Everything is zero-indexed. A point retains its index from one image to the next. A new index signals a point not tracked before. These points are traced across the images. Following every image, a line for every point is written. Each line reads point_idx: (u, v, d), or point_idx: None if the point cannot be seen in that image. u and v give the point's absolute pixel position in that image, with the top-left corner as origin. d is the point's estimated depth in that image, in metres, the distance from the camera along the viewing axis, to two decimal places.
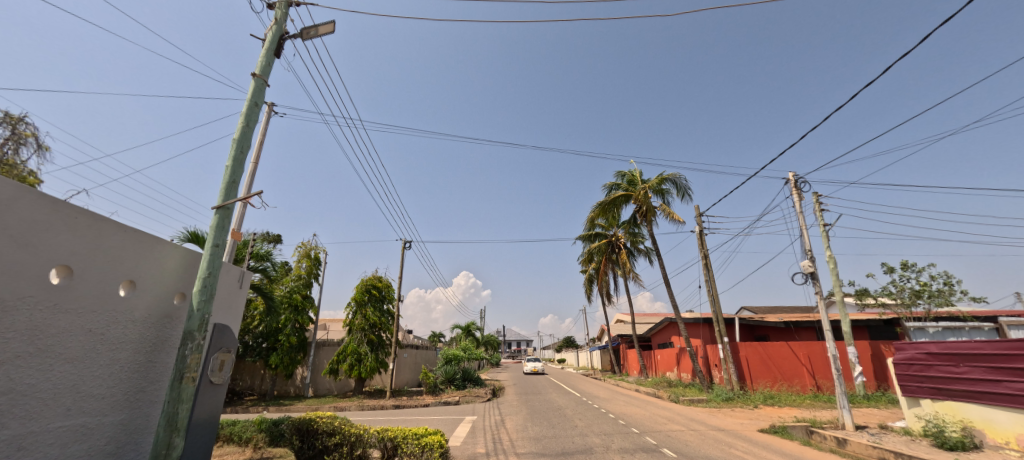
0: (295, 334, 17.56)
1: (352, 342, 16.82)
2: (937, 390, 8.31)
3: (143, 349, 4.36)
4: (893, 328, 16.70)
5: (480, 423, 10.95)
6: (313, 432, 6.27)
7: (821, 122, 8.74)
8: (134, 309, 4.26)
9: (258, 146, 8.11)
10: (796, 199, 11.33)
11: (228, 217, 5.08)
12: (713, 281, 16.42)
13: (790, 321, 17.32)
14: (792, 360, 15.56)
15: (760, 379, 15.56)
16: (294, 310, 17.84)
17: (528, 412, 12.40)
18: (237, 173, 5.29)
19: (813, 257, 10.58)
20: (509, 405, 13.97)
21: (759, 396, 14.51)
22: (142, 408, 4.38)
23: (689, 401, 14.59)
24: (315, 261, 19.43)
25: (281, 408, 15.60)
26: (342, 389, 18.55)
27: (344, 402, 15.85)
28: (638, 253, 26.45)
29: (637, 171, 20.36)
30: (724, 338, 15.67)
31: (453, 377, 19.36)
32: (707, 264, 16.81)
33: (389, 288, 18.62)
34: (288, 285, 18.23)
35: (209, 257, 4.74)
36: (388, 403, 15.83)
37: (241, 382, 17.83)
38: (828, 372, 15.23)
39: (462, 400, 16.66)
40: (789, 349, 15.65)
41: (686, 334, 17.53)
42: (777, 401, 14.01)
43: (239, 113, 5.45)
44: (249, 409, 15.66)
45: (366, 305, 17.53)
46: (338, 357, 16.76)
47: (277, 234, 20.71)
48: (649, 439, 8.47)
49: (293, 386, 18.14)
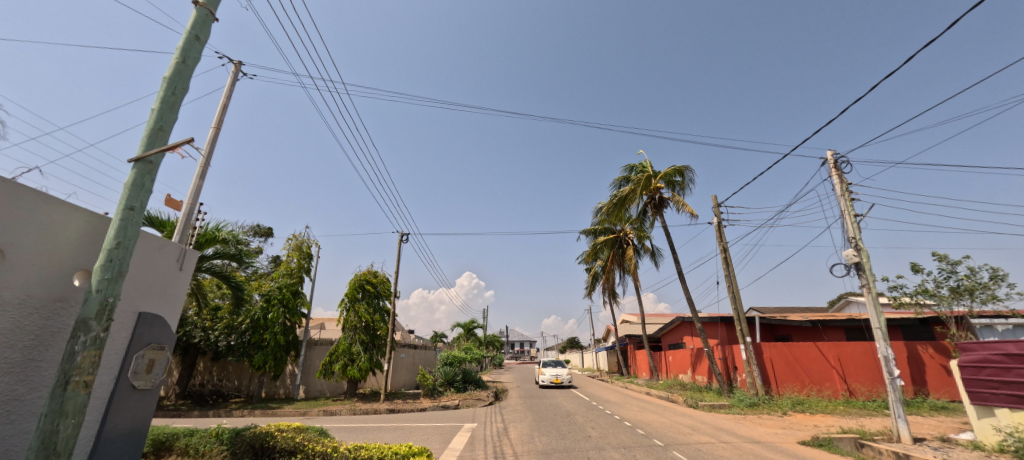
0: (284, 332, 16.47)
1: (344, 341, 15.73)
2: (1019, 399, 7.04)
3: (17, 344, 3.22)
4: (930, 327, 15.41)
5: (480, 431, 9.73)
6: (269, 452, 5.15)
7: (878, 84, 7.51)
8: (3, 288, 3.14)
9: (221, 110, 6.94)
10: (836, 181, 10.08)
11: (152, 174, 3.95)
12: (734, 277, 15.15)
13: (817, 321, 16.01)
14: (821, 362, 14.27)
15: (786, 383, 14.28)
16: (285, 306, 16.73)
17: (534, 418, 11.24)
18: (167, 120, 4.15)
19: (858, 245, 9.38)
20: (512, 410, 12.78)
21: (787, 401, 13.27)
22: (14, 424, 3.24)
23: (709, 406, 13.34)
24: (306, 255, 18.33)
25: (267, 412, 14.47)
26: (335, 391, 17.35)
27: (335, 405, 14.65)
28: (645, 251, 25.24)
29: (647, 161, 19.07)
30: (747, 338, 14.40)
31: (453, 378, 18.18)
32: (727, 258, 15.55)
33: (385, 284, 17.43)
34: (278, 280, 17.12)
35: (118, 224, 3.58)
36: (382, 407, 14.59)
37: (230, 383, 16.79)
38: (862, 376, 13.92)
39: (462, 404, 15.48)
40: (817, 350, 14.36)
41: (704, 333, 16.27)
42: (807, 407, 12.77)
43: (173, 47, 4.30)
44: (233, 413, 14.52)
45: (359, 301, 16.38)
46: (330, 357, 15.63)
47: (269, 227, 19.62)
48: (677, 455, 7.27)
49: (283, 388, 17.04)
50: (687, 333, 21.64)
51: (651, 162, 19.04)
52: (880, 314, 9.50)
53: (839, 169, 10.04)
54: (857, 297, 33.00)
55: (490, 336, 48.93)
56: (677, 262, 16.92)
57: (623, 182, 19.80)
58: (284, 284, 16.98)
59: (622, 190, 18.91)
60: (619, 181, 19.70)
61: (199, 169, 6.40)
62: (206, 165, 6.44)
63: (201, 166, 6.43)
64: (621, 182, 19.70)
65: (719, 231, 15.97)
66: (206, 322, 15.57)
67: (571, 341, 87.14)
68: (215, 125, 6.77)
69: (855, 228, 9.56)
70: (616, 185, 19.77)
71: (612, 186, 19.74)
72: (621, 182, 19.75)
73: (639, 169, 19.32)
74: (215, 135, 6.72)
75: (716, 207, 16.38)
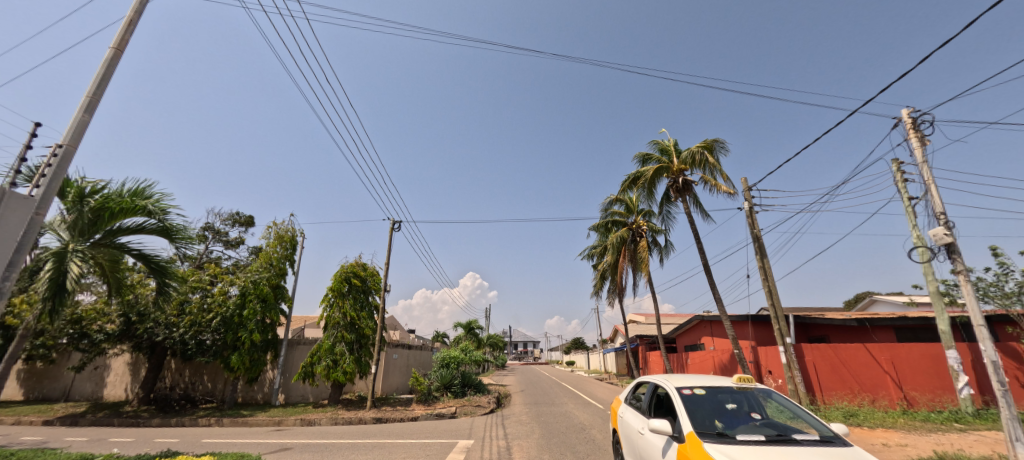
0: (260, 331, 14.76)
1: (327, 340, 14.01)
2: None
3: None
4: (996, 327, 13.44)
5: (477, 451, 8.00)
6: None
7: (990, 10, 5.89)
8: None
9: (125, 25, 5.17)
10: (915, 144, 8.18)
11: None
12: (769, 269, 13.26)
13: (862, 320, 14.09)
14: (871, 367, 12.36)
15: (832, 391, 12.52)
16: (262, 302, 14.99)
17: (541, 434, 9.49)
18: None
19: (950, 223, 7.50)
20: (516, 422, 11.01)
21: (836, 412, 11.41)
22: None
23: None
24: (290, 245, 16.76)
25: (237, 420, 12.74)
26: (320, 396, 15.63)
27: (314, 414, 12.86)
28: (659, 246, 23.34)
29: (672, 140, 17.19)
30: (787, 339, 12.52)
31: (450, 382, 16.39)
32: (761, 248, 13.60)
33: (374, 277, 15.69)
34: (255, 271, 15.43)
35: None
36: (368, 415, 12.80)
37: (202, 387, 15.11)
38: (920, 382, 11.95)
39: (459, 412, 13.63)
40: (867, 353, 12.47)
41: (734, 333, 14.34)
42: (861, 420, 10.90)
43: None
44: (197, 421, 12.77)
45: (345, 297, 14.63)
46: (310, 358, 13.88)
47: (250, 216, 17.80)
48: None
49: (261, 392, 15.35)
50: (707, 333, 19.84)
51: (675, 141, 17.21)
52: (978, 304, 7.15)
53: (918, 129, 8.19)
54: (884, 297, 30.94)
55: (492, 336, 46.96)
56: (701, 252, 15.06)
57: (640, 162, 17.72)
58: (262, 276, 15.31)
59: (643, 170, 16.79)
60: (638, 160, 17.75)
61: (85, 99, 4.69)
62: (95, 94, 4.70)
63: (87, 96, 4.71)
64: (639, 160, 17.63)
65: (751, 217, 14.08)
66: (171, 319, 13.83)
67: (575, 342, 85.14)
68: (115, 44, 4.97)
69: (942, 201, 7.69)
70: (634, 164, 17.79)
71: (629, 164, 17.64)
72: (639, 161, 17.63)
73: (662, 146, 17.33)
74: (114, 56, 4.95)
75: (749, 190, 14.52)
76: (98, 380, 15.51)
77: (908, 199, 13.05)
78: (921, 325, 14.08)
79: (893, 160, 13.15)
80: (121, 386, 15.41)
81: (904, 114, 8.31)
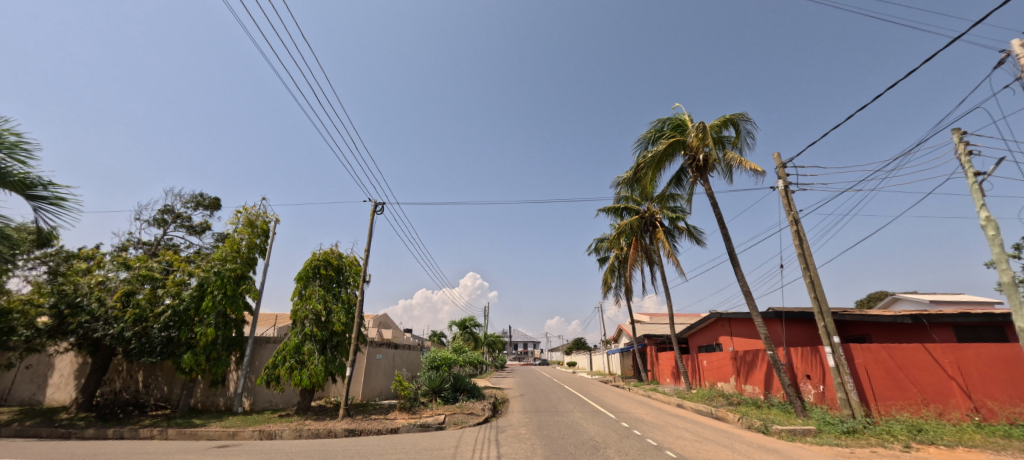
0: (220, 327, 12.84)
1: (293, 338, 12.08)
2: None
3: None
4: None
5: None
6: None
7: None
8: None
9: None
10: None
11: None
12: (810, 258, 11.36)
13: (914, 317, 12.14)
14: (930, 370, 10.47)
15: (889, 400, 10.56)
16: (225, 294, 13.10)
17: (546, 456, 7.52)
18: None
19: None
20: (514, 438, 9.08)
21: (898, 426, 9.48)
22: None
23: (789, 432, 9.66)
24: (259, 232, 14.85)
25: (187, 431, 10.84)
26: (290, 402, 13.78)
27: (276, 425, 10.96)
28: (677, 233, 21.36)
29: (687, 114, 15.23)
30: (834, 339, 10.60)
31: (439, 386, 14.53)
32: (799, 232, 11.69)
33: (352, 266, 13.79)
34: (216, 259, 13.43)
35: None
36: (340, 426, 10.86)
37: (156, 391, 13.24)
38: (991, 389, 10.03)
39: (448, 421, 11.72)
40: (926, 354, 10.58)
41: (766, 333, 12.44)
42: (930, 435, 8.98)
43: None
44: (138, 432, 10.86)
45: (316, 287, 12.73)
46: (274, 358, 11.96)
47: (216, 198, 15.91)
48: None
49: (223, 397, 13.44)
50: (726, 331, 17.98)
51: (690, 115, 15.24)
52: None
53: None
54: (906, 293, 29.03)
55: (490, 336, 45.10)
56: (726, 240, 13.15)
57: (651, 141, 15.69)
58: (223, 264, 13.37)
59: (654, 149, 14.78)
60: (646, 139, 15.64)
61: None
62: None
63: None
64: (648, 139, 15.58)
65: (786, 197, 12.16)
66: (111, 313, 11.89)
67: (576, 342, 83.27)
68: None
69: None
70: (644, 143, 15.70)
71: (638, 144, 15.60)
72: (650, 139, 15.57)
73: (675, 122, 15.34)
74: None
75: (782, 167, 12.61)
76: (40, 382, 13.64)
77: (974, 174, 11.17)
78: (983, 322, 12.10)
79: (954, 130, 11.37)
80: (65, 390, 13.47)
81: (1015, 46, 6.55)
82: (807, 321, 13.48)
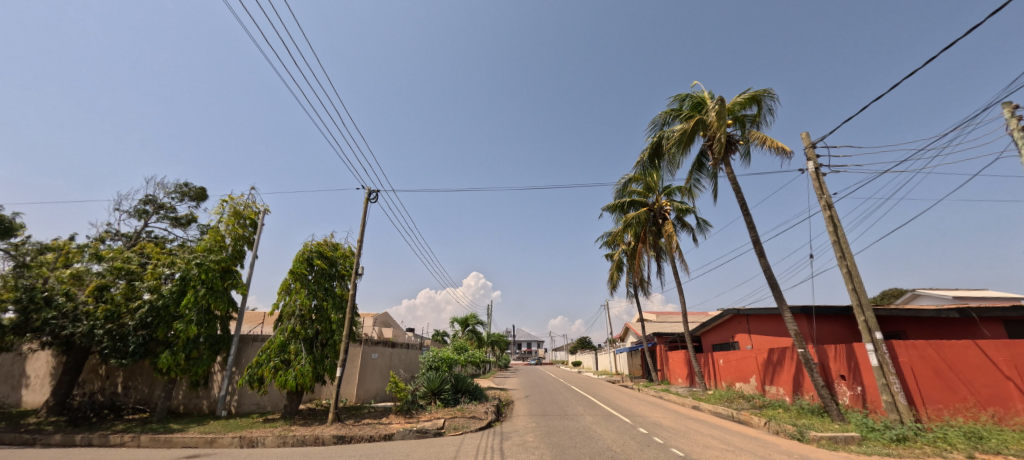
0: (202, 325, 11.89)
1: (278, 335, 11.14)
2: None
3: None
4: None
5: None
6: None
7: None
8: None
9: None
10: None
11: None
12: (847, 245, 10.29)
13: (959, 311, 11.01)
14: (985, 370, 9.35)
15: (938, 404, 9.47)
16: (207, 289, 12.17)
17: None
18: None
19: None
20: (520, 447, 8.01)
21: (953, 433, 8.42)
22: None
23: (828, 440, 8.62)
24: (247, 222, 13.91)
25: (160, 437, 9.87)
26: (278, 405, 12.84)
27: (258, 431, 9.98)
28: (687, 227, 20.28)
29: (706, 92, 14.15)
30: (877, 335, 9.52)
31: (439, 387, 13.50)
32: (833, 218, 10.62)
33: (345, 258, 12.84)
34: (199, 251, 12.44)
35: None
36: (329, 433, 9.87)
37: (134, 393, 12.36)
38: None
39: (448, 426, 10.72)
40: (980, 353, 9.45)
41: (795, 329, 11.36)
42: (993, 443, 7.91)
43: None
44: (107, 439, 9.91)
45: (308, 281, 11.77)
46: (257, 358, 11.02)
47: (202, 188, 14.98)
48: None
49: (206, 400, 12.52)
50: (744, 329, 16.87)
51: (709, 93, 14.18)
52: None
53: None
54: (927, 289, 27.72)
55: (494, 335, 43.98)
56: (751, 229, 12.08)
57: (667, 122, 14.62)
58: (207, 257, 12.40)
59: (671, 130, 13.70)
60: (662, 119, 14.55)
61: None
62: None
63: None
64: (664, 120, 14.51)
65: (817, 180, 11.08)
66: (82, 309, 10.99)
67: (580, 342, 81.93)
68: None
69: None
70: (659, 124, 14.62)
71: (653, 125, 14.53)
72: (666, 119, 14.48)
73: (693, 101, 14.28)
74: None
75: (812, 147, 11.52)
76: (15, 383, 12.77)
77: None
78: None
79: (1006, 103, 10.22)
80: (40, 391, 12.59)
81: None
82: (838, 317, 12.39)
